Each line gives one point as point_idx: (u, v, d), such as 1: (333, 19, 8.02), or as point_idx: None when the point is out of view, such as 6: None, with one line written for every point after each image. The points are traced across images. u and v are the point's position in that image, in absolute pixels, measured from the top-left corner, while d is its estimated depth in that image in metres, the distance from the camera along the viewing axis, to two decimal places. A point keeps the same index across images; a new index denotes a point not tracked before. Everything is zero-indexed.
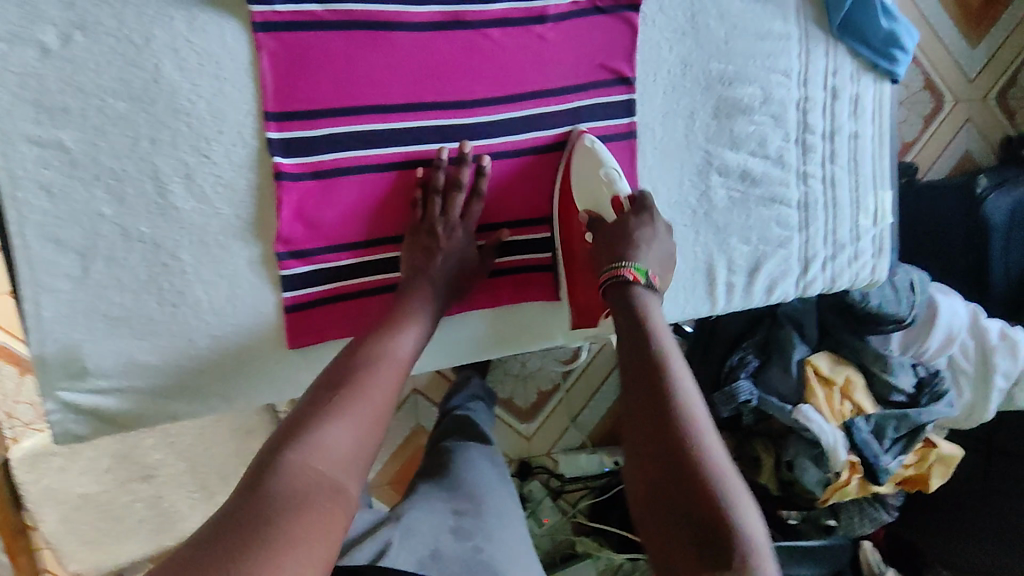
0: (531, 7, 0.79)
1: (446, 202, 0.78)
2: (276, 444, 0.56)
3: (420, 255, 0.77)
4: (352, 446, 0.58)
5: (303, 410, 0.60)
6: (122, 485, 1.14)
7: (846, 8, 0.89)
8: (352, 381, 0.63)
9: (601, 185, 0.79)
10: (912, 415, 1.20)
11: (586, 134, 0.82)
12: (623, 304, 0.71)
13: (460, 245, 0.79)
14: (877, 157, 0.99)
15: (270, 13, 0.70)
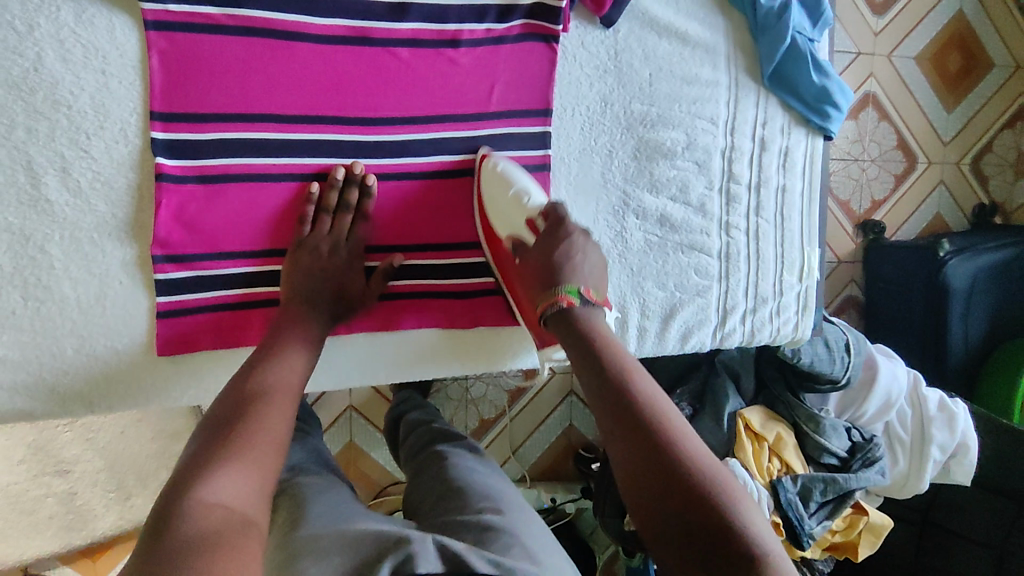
0: (443, 29, 0.77)
1: (334, 221, 0.77)
2: (174, 492, 0.53)
3: (299, 274, 0.75)
4: (254, 479, 0.57)
5: (195, 455, 0.57)
6: (34, 477, 1.23)
7: (777, 59, 0.88)
8: (245, 416, 0.61)
9: (512, 204, 0.79)
10: (840, 480, 1.15)
11: (493, 156, 0.81)
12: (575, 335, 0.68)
13: (343, 264, 0.77)
14: (807, 214, 0.95)
15: (161, 12, 0.68)
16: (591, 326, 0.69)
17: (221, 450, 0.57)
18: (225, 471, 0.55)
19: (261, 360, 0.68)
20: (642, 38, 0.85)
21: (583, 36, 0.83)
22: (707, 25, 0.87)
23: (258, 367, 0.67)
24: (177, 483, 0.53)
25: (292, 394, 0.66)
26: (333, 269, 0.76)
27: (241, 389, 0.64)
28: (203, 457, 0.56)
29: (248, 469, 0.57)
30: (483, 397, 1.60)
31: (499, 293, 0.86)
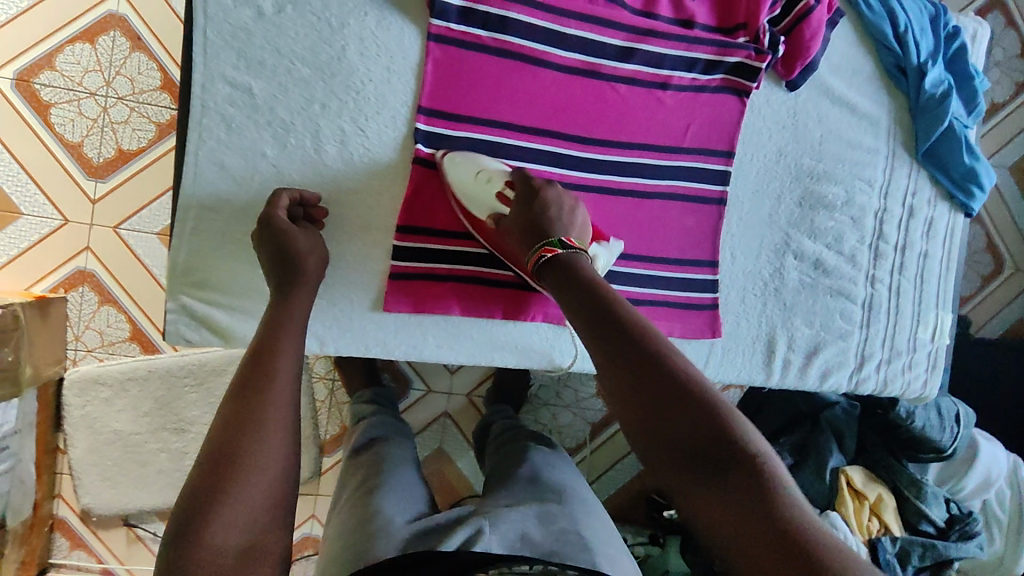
0: (657, 73, 0.90)
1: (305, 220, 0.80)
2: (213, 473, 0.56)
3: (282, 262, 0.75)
4: (263, 510, 0.56)
5: (226, 421, 0.60)
6: (153, 431, 1.32)
7: (933, 138, 0.98)
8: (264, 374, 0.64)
9: (484, 189, 0.80)
10: (939, 547, 1.18)
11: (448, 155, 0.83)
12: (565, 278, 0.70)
13: (314, 241, 0.78)
14: (942, 279, 1.04)
15: (443, 28, 0.82)
16: (584, 265, 0.71)
17: (226, 481, 0.55)
18: (240, 491, 0.55)
19: (269, 344, 0.67)
20: (818, 105, 0.97)
21: (770, 95, 0.95)
22: (875, 100, 0.98)
23: (263, 361, 0.64)
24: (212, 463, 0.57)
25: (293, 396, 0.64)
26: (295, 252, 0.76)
27: (245, 386, 0.62)
28: (212, 486, 0.55)
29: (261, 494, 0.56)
30: (569, 427, 1.65)
31: (669, 304, 0.94)
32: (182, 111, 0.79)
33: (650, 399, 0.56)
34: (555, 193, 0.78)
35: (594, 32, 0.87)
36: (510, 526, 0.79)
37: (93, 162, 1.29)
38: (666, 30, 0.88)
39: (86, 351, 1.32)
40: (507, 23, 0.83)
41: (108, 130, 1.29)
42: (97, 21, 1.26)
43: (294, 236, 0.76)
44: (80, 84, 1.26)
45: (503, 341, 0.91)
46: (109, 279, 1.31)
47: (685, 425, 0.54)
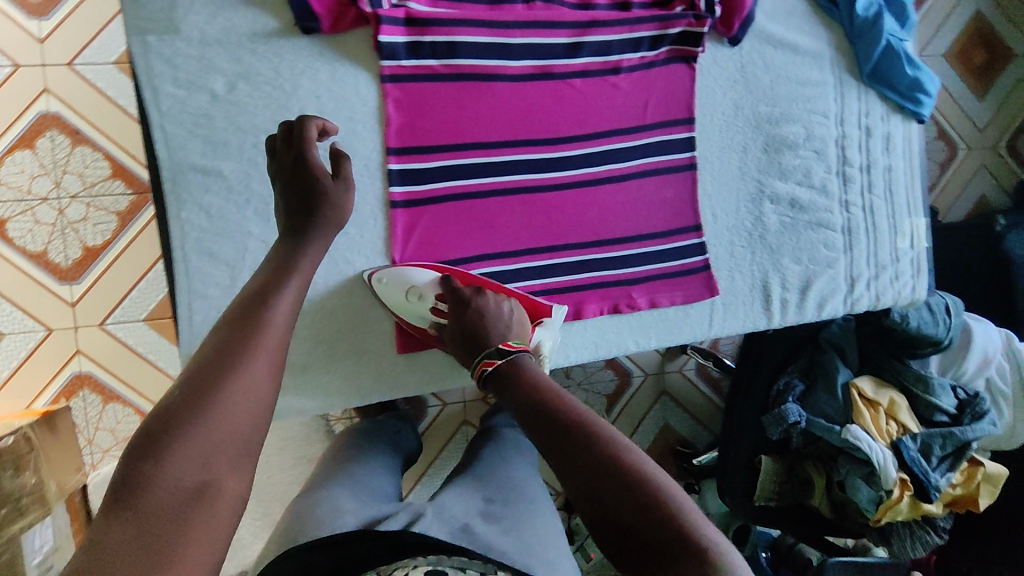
0: (607, 60, 0.92)
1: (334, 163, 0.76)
2: (182, 403, 0.49)
3: (304, 198, 0.72)
4: (233, 457, 0.49)
5: (214, 353, 0.53)
6: None
7: (875, 58, 1.02)
8: (259, 322, 0.57)
9: (417, 304, 0.83)
10: (958, 433, 1.26)
11: (374, 274, 0.84)
12: (505, 383, 0.72)
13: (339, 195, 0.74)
14: (910, 188, 1.09)
15: (395, 68, 0.83)
16: (523, 364, 0.73)
17: (199, 418, 0.49)
18: (212, 434, 0.48)
19: (265, 294, 0.59)
20: (762, 52, 1.00)
21: (715, 54, 0.98)
22: (813, 35, 1.01)
23: (254, 305, 0.58)
24: (187, 392, 0.50)
25: (283, 347, 0.57)
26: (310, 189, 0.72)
27: (232, 327, 0.55)
28: (179, 412, 0.48)
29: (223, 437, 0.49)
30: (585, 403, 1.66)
31: (665, 276, 0.98)
32: (160, 209, 0.79)
33: (592, 490, 0.56)
34: (485, 297, 0.82)
35: (538, 35, 0.88)
36: (453, 515, 0.80)
37: (62, 266, 1.22)
38: (607, 17, 0.90)
39: (103, 454, 1.25)
40: (455, 47, 0.85)
41: (70, 231, 1.22)
42: (32, 123, 1.18)
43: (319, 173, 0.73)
44: (30, 192, 1.19)
45: None
46: (108, 376, 1.25)
47: (629, 542, 0.52)
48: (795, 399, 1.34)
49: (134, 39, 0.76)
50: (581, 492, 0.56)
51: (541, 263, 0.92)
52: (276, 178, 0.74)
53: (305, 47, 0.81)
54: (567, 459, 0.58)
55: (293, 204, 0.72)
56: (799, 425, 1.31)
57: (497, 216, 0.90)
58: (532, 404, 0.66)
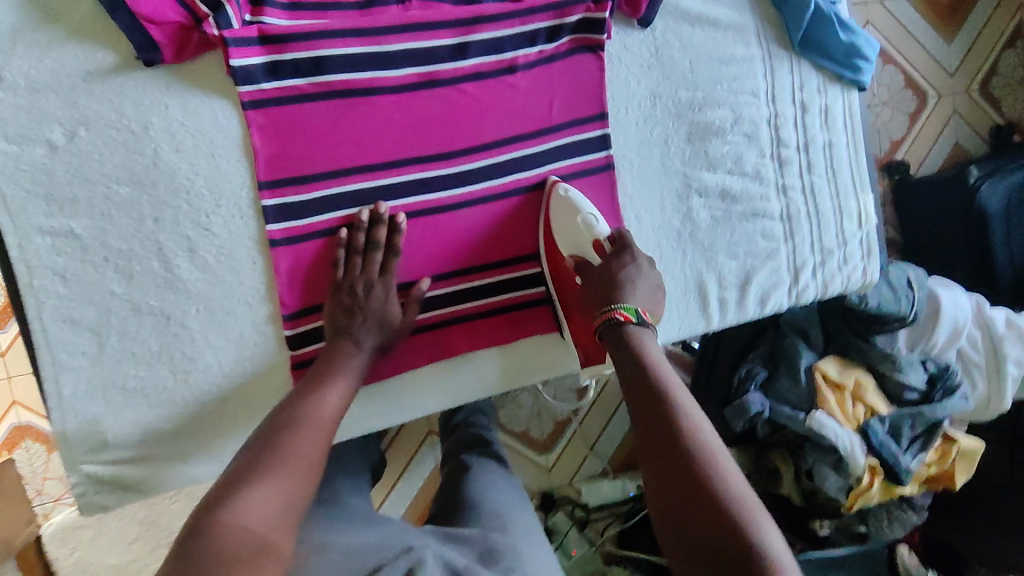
0: (501, 59, 0.83)
1: (365, 262, 0.79)
2: (243, 470, 0.59)
3: (342, 315, 0.77)
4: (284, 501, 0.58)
5: (266, 432, 0.65)
6: (151, 552, 1.12)
7: (804, 25, 0.92)
8: (305, 410, 0.68)
9: (582, 231, 0.83)
10: (927, 412, 1.21)
11: (563, 184, 0.85)
12: (621, 348, 0.73)
13: (381, 303, 0.78)
14: (854, 164, 1.00)
15: (256, 92, 0.75)
16: (642, 341, 0.73)
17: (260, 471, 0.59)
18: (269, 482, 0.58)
19: (313, 385, 0.72)
20: (678, 31, 0.90)
21: (624, 38, 0.88)
22: (733, 7, 0.92)
23: (303, 403, 0.69)
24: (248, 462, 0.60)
25: (330, 431, 0.68)
26: (367, 308, 0.77)
27: (280, 424, 0.66)
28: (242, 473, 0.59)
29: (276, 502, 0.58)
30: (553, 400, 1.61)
31: None
32: (10, 279, 0.72)
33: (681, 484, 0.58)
34: (635, 265, 0.81)
35: (418, 40, 0.79)
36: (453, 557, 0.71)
37: None
38: (493, 10, 0.81)
39: (54, 503, 1.15)
40: (322, 63, 0.76)
41: None
42: None
43: (391, 301, 0.79)
44: None
45: (433, 389, 0.86)
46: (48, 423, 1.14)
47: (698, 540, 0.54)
48: (757, 389, 1.28)
49: None
50: (666, 479, 0.59)
51: (447, 292, 0.85)
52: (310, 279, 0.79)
53: (151, 80, 0.73)
54: (659, 443, 0.61)
55: (346, 317, 0.77)
56: (762, 415, 1.25)
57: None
58: (646, 380, 0.68)
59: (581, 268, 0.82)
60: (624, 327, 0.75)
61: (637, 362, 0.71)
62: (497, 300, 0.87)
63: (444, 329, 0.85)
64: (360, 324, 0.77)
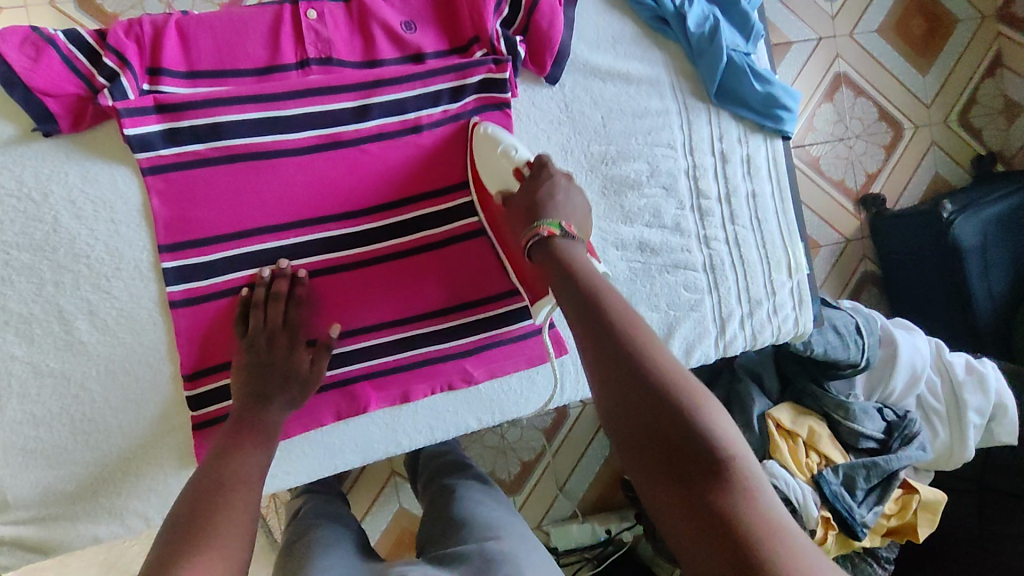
0: (404, 119, 0.84)
1: (266, 313, 0.79)
2: (174, 543, 0.56)
3: (252, 372, 0.78)
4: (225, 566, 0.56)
5: (189, 502, 0.62)
6: None
7: (718, 76, 0.92)
8: (227, 476, 0.66)
9: (503, 162, 0.81)
10: (881, 463, 1.15)
11: (483, 122, 0.84)
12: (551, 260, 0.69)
13: (284, 352, 0.79)
14: (781, 213, 0.98)
15: (155, 159, 0.77)
16: (574, 253, 0.70)
17: (194, 539, 0.56)
18: (208, 549, 0.56)
19: (228, 453, 0.70)
20: (588, 86, 0.91)
21: (533, 96, 0.90)
22: (646, 62, 0.93)
23: (215, 470, 0.66)
24: (181, 532, 0.57)
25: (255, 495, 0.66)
26: (274, 360, 0.78)
27: (199, 493, 0.63)
28: (176, 545, 0.56)
29: (222, 565, 0.55)
30: (519, 441, 1.60)
31: (503, 343, 0.89)
32: None
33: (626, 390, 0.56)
34: (549, 179, 0.77)
35: (317, 104, 0.81)
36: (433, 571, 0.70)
37: None
38: (391, 74, 0.82)
39: None
40: (220, 128, 0.78)
41: None
42: None
43: (296, 351, 0.80)
44: None
45: (341, 444, 0.86)
46: None
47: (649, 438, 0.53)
48: None
49: None
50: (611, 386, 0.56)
51: (353, 348, 0.85)
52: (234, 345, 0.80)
53: (54, 150, 0.76)
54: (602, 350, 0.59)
55: (256, 375, 0.78)
56: None
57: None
58: (583, 292, 0.65)
59: (506, 201, 0.79)
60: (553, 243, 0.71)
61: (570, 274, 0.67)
62: (418, 353, 0.87)
63: (351, 385, 0.85)
64: (272, 383, 0.78)
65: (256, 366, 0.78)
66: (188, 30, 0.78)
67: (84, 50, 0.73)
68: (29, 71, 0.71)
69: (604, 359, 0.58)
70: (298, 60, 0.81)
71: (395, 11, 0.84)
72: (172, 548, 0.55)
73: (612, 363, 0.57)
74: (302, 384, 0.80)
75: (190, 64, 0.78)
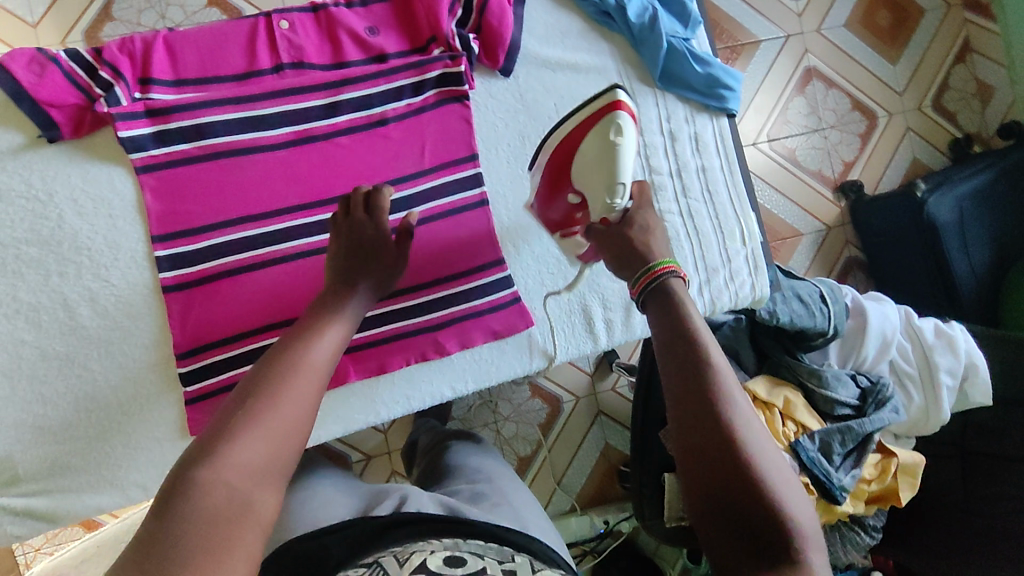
0: (371, 113, 0.93)
1: (371, 206, 0.79)
2: (222, 431, 0.53)
3: (352, 252, 0.76)
4: (260, 469, 0.52)
5: (250, 383, 0.58)
6: None
7: (661, 61, 0.99)
8: (294, 364, 0.60)
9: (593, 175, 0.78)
10: (855, 428, 1.18)
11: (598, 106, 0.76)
12: (661, 297, 0.67)
13: (376, 237, 0.78)
14: (732, 185, 1.04)
15: (147, 159, 0.86)
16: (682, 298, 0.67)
17: (239, 432, 0.53)
18: (249, 450, 0.52)
19: (303, 341, 0.64)
20: (541, 77, 0.99)
21: (489, 88, 0.98)
22: (593, 52, 1.01)
23: (299, 347, 0.63)
24: (228, 418, 0.54)
25: (319, 389, 0.60)
26: (368, 242, 0.77)
27: (275, 367, 0.60)
28: (220, 436, 0.53)
29: (259, 469, 0.52)
30: (515, 437, 1.61)
31: (472, 315, 0.96)
32: None
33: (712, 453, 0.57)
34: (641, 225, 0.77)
35: (290, 103, 0.89)
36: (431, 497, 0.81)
37: None
38: (357, 74, 0.91)
39: (36, 552, 1.18)
40: (203, 129, 0.87)
41: None
42: None
43: (384, 231, 0.78)
44: None
45: (320, 418, 0.91)
46: None
47: (730, 508, 0.55)
48: None
49: None
50: (702, 438, 0.57)
51: None
52: (338, 217, 0.79)
53: (57, 156, 0.85)
54: (698, 402, 0.59)
55: (355, 248, 0.77)
56: None
57: (259, 289, 0.88)
58: (687, 335, 0.63)
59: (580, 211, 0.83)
60: (674, 281, 0.69)
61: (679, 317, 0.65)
62: (394, 326, 0.93)
63: None
64: (370, 259, 0.77)
65: (352, 246, 0.77)
66: (176, 44, 0.88)
67: (82, 64, 0.84)
68: (35, 84, 0.81)
69: (699, 420, 0.58)
70: (273, 65, 0.90)
71: (359, 18, 0.93)
72: (217, 437, 0.52)
73: (707, 426, 0.58)
74: (392, 264, 0.79)
75: (177, 74, 0.88)
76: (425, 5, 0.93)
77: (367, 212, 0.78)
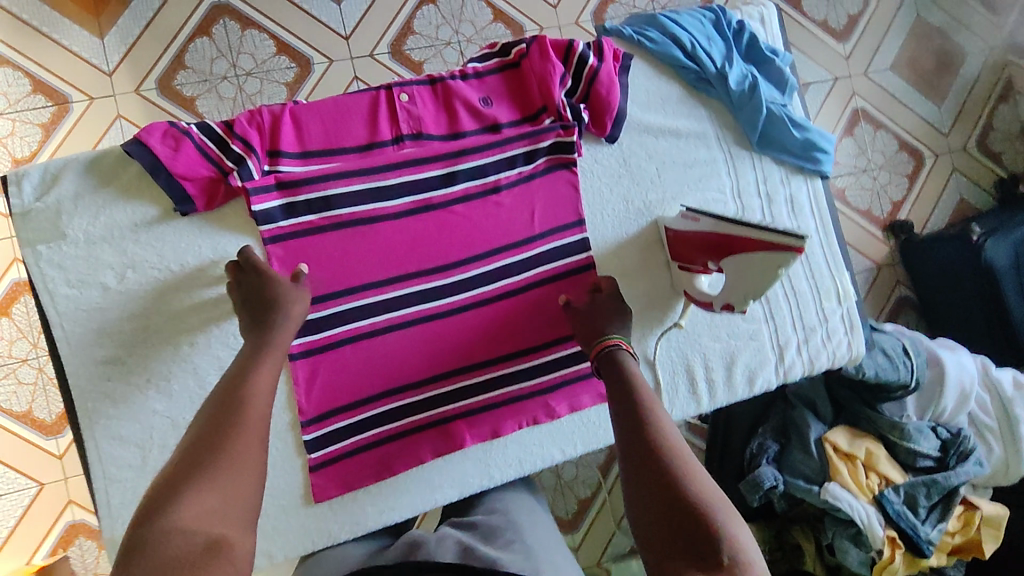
0: (485, 181, 0.95)
1: (252, 264, 0.82)
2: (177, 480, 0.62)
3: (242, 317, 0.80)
4: (213, 507, 0.60)
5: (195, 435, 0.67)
6: None
7: (760, 127, 1.02)
8: (233, 409, 0.69)
9: (749, 282, 0.83)
10: (940, 480, 1.20)
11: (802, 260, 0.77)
12: (615, 368, 0.81)
13: (258, 288, 0.80)
14: (826, 246, 1.06)
15: (275, 230, 0.88)
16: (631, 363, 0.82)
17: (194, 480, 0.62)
18: (202, 494, 0.61)
19: (238, 383, 0.72)
20: (642, 142, 1.01)
21: (594, 154, 1.00)
22: (692, 117, 1.03)
23: (233, 390, 0.71)
24: (183, 468, 0.63)
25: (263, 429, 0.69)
26: (251, 298, 0.80)
27: (219, 417, 0.68)
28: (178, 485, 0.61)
29: (216, 507, 0.61)
30: (576, 479, 1.61)
31: (581, 377, 0.97)
32: (68, 402, 0.86)
33: (644, 484, 0.69)
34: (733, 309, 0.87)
35: (409, 174, 0.92)
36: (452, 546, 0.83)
37: (47, 421, 1.24)
38: (473, 144, 0.94)
39: None
40: (330, 200, 0.89)
41: (51, 386, 1.25)
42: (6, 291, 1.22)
43: (268, 276, 0.81)
44: (9, 356, 1.23)
45: (440, 480, 0.93)
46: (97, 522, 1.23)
47: (666, 518, 0.66)
48: (770, 462, 1.27)
49: (27, 250, 0.84)
50: (640, 475, 0.69)
51: (448, 389, 0.93)
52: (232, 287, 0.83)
53: (187, 228, 0.88)
54: (633, 448, 0.72)
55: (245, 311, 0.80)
56: (778, 490, 1.23)
57: (382, 355, 0.91)
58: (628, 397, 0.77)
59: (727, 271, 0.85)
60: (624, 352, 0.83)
61: (624, 375, 0.80)
62: (507, 390, 0.95)
63: (446, 424, 0.93)
64: (254, 309, 0.79)
65: (241, 310, 0.80)
66: (301, 117, 0.90)
67: (213, 137, 0.85)
68: (171, 158, 0.83)
69: (635, 459, 0.71)
70: (393, 136, 0.93)
71: (473, 89, 0.95)
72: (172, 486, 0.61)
73: (642, 463, 0.70)
74: (286, 299, 0.81)
75: (303, 145, 0.90)
76: (538, 75, 0.95)
77: (246, 271, 0.82)
